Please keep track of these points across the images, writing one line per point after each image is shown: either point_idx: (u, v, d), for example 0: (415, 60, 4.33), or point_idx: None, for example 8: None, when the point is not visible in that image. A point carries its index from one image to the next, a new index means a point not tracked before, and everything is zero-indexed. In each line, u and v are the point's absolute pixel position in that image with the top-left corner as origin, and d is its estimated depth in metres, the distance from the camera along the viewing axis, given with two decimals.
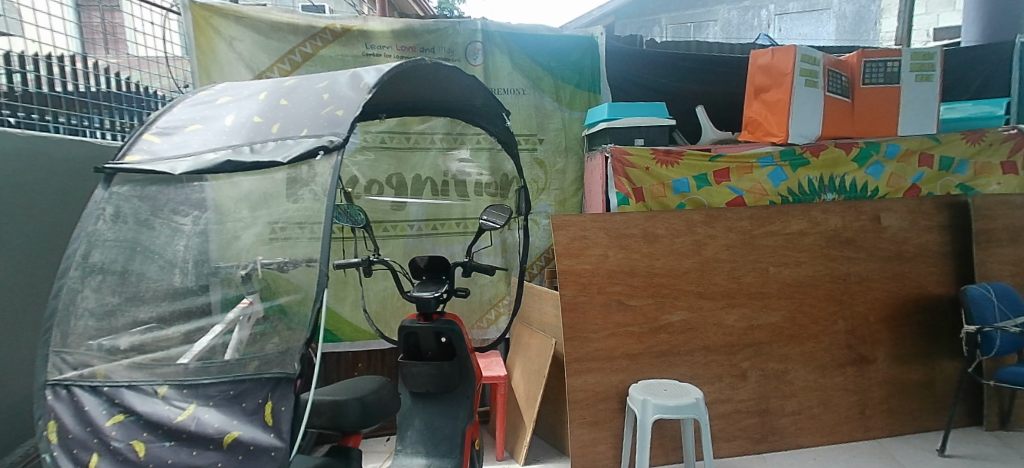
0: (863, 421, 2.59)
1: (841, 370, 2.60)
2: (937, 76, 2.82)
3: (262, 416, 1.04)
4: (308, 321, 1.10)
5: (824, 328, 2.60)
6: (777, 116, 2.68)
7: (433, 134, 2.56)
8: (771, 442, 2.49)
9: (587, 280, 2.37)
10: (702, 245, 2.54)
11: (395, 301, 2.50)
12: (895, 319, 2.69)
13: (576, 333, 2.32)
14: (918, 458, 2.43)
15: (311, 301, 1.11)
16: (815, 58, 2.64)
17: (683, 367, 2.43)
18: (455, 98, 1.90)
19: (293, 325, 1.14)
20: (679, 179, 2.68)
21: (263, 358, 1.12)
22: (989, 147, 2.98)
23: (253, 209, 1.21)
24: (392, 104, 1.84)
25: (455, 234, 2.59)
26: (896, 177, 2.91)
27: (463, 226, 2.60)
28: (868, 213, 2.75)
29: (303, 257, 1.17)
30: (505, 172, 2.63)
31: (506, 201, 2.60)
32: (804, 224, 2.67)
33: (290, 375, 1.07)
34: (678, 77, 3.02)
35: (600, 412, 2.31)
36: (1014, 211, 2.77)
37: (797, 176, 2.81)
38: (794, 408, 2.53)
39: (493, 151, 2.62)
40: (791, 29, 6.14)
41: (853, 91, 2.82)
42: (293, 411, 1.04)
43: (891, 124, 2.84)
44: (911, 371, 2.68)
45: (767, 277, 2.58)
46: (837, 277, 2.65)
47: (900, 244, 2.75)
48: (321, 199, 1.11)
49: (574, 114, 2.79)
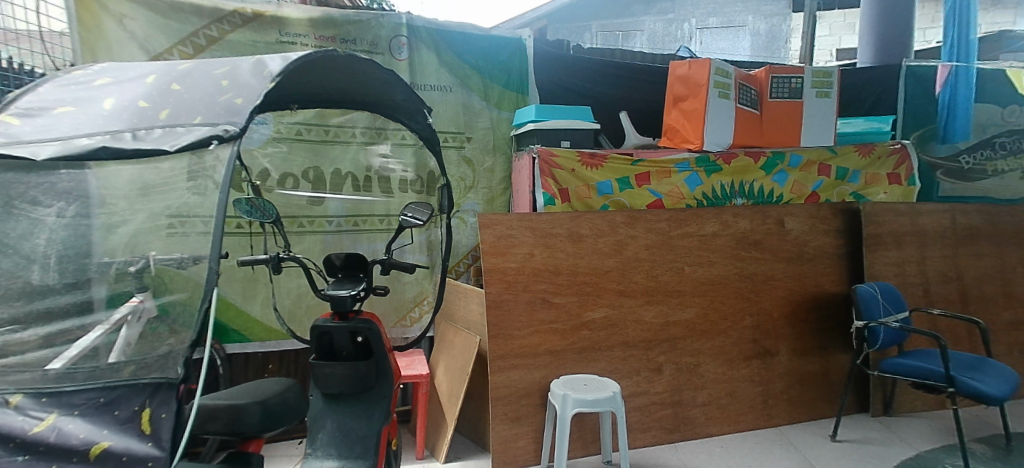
0: (765, 410, 2.80)
1: (747, 363, 2.79)
2: (834, 93, 3.10)
3: (137, 424, 1.00)
4: (196, 319, 1.05)
5: (732, 323, 2.79)
6: (693, 124, 2.84)
7: (355, 127, 2.50)
8: (682, 432, 2.64)
9: (512, 278, 2.39)
10: (623, 245, 2.64)
11: (310, 299, 2.44)
12: (795, 315, 2.92)
13: (501, 331, 2.34)
14: (810, 443, 2.67)
15: (198, 300, 1.07)
16: (728, 71, 2.82)
17: (603, 362, 2.52)
18: (374, 91, 1.85)
19: (178, 325, 1.08)
20: (602, 181, 2.78)
21: (140, 361, 1.06)
22: (878, 159, 3.31)
23: (134, 202, 1.14)
24: (301, 94, 1.78)
25: (379, 232, 2.54)
26: (798, 185, 3.17)
27: (386, 223, 2.55)
28: (773, 217, 2.97)
29: (196, 252, 1.09)
30: (430, 169, 2.64)
31: (432, 199, 2.61)
32: (716, 226, 2.84)
33: (172, 380, 1.03)
34: (603, 82, 3.12)
35: (523, 407, 2.35)
36: (896, 217, 3.08)
37: (711, 181, 2.99)
38: (704, 400, 2.70)
39: (417, 147, 2.61)
40: (711, 43, 6.50)
41: (761, 104, 3.04)
42: (175, 419, 1.01)
43: (795, 136, 3.08)
44: (808, 363, 2.92)
45: (682, 276, 2.73)
46: (745, 276, 2.85)
47: (800, 246, 2.99)
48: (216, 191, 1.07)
49: (502, 114, 2.81)
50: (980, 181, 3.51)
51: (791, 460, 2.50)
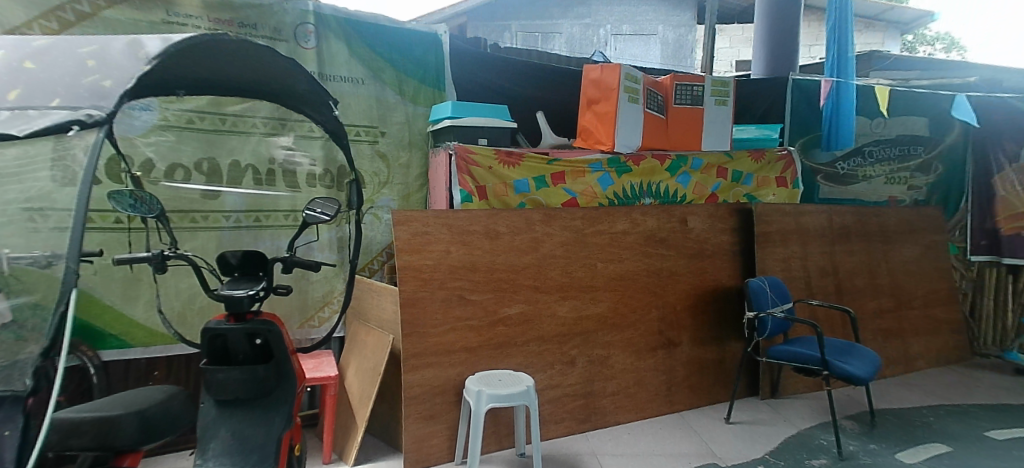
0: (669, 397, 3.00)
1: (653, 353, 2.97)
2: (730, 102, 3.36)
3: None
4: (48, 324, 0.98)
5: (640, 316, 2.95)
6: (605, 126, 2.96)
7: (255, 117, 2.36)
8: (593, 421, 2.76)
9: (428, 275, 2.37)
10: (539, 242, 2.70)
11: (201, 299, 2.29)
12: (696, 308, 3.15)
13: (416, 329, 2.31)
14: (708, 426, 2.89)
15: (53, 303, 0.98)
16: (636, 77, 2.97)
17: (518, 357, 2.56)
18: (274, 78, 1.77)
19: (22, 334, 1.00)
20: (520, 179, 2.82)
21: None
22: (768, 164, 3.63)
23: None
24: (190, 79, 1.66)
25: (284, 228, 2.43)
26: (699, 186, 3.40)
27: (292, 218, 2.45)
28: (677, 216, 3.17)
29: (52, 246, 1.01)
30: (339, 163, 2.57)
31: (341, 194, 2.56)
32: (627, 224, 2.99)
33: (18, 393, 0.96)
34: (520, 82, 3.17)
35: (438, 405, 2.33)
36: (783, 217, 3.40)
37: (622, 181, 3.13)
38: (614, 389, 2.83)
39: (325, 140, 2.53)
40: (625, 49, 6.79)
41: (666, 109, 3.23)
42: (21, 436, 0.95)
43: (694, 141, 3.32)
44: (707, 351, 3.16)
45: (595, 272, 2.84)
46: (652, 271, 3.03)
47: (701, 243, 3.22)
48: (73, 184, 1.01)
49: (417, 109, 2.77)
50: (853, 185, 3.96)
51: (690, 443, 2.69)
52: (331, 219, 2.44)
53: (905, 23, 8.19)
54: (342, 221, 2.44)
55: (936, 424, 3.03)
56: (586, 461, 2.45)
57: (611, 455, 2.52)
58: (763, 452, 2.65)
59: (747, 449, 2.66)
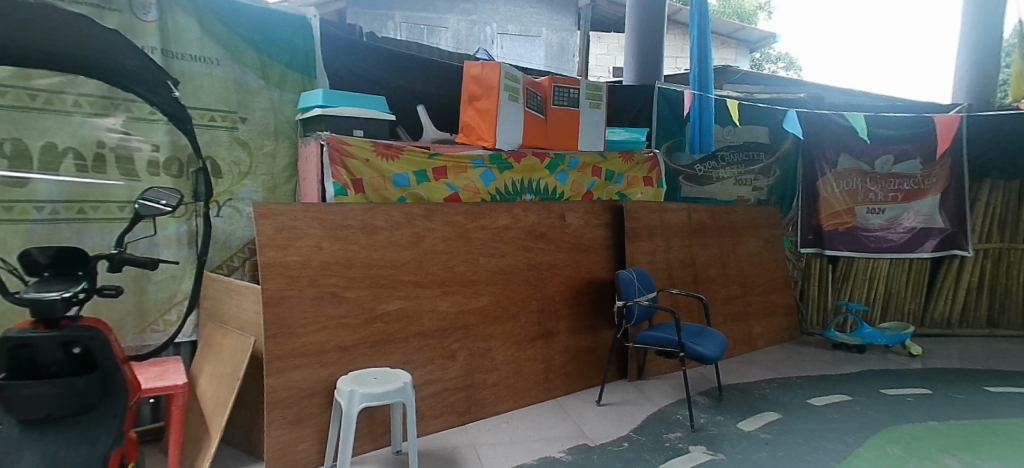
0: (547, 384, 3.16)
1: (532, 343, 3.11)
2: (603, 105, 3.59)
3: None
4: None
5: (520, 308, 3.06)
6: (487, 123, 2.99)
7: (74, 94, 2.06)
8: (473, 413, 2.81)
9: (296, 273, 2.24)
10: (420, 237, 2.67)
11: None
12: (572, 299, 3.33)
13: (282, 330, 2.17)
14: (580, 409, 3.08)
15: None
16: (516, 77, 3.05)
17: (396, 354, 2.53)
18: None
19: None
20: (399, 173, 2.77)
21: None
22: (637, 165, 3.93)
23: None
24: None
25: (115, 222, 2.17)
26: (576, 184, 3.60)
27: (126, 211, 2.20)
28: (556, 212, 3.32)
29: None
30: (187, 150, 2.34)
31: (188, 185, 2.34)
32: (508, 220, 3.07)
33: None
34: (399, 74, 3.11)
35: (305, 409, 2.23)
36: (649, 214, 3.71)
37: (503, 177, 3.21)
38: (494, 381, 2.92)
39: (168, 124, 2.28)
40: (510, 48, 6.94)
41: (546, 109, 3.36)
42: None
43: (571, 141, 3.49)
44: (582, 339, 3.38)
45: (477, 266, 2.89)
46: (532, 265, 3.14)
47: (578, 238, 3.41)
48: None
49: (284, 95, 2.60)
50: (708, 186, 4.43)
51: (564, 427, 2.85)
52: (174, 212, 2.31)
53: (753, 42, 9.29)
54: (189, 213, 2.32)
55: (770, 395, 3.51)
56: (465, 453, 2.49)
57: (489, 445, 2.58)
58: (628, 430, 2.89)
59: (613, 428, 2.89)
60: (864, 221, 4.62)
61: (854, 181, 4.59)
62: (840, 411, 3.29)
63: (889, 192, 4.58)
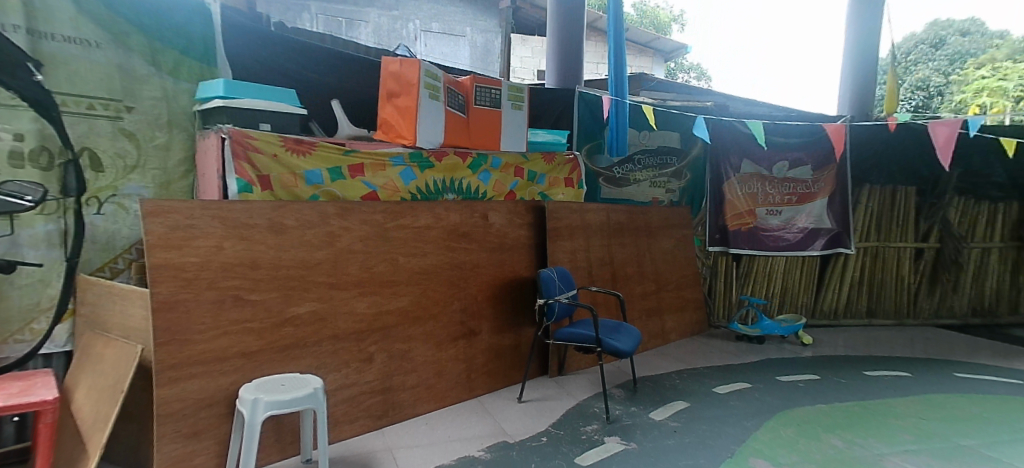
0: (468, 384, 3.17)
1: (454, 343, 3.10)
2: (524, 107, 3.66)
3: None
4: None
5: (442, 308, 3.05)
6: (406, 120, 2.95)
7: None
8: (391, 416, 2.76)
9: (192, 275, 2.09)
10: (335, 237, 2.58)
11: None
12: (495, 298, 3.36)
13: (177, 336, 2.02)
14: (501, 407, 3.11)
15: None
16: (436, 74, 3.03)
17: (308, 359, 2.43)
18: None
19: None
20: (311, 170, 2.66)
21: None
22: (559, 166, 4.01)
23: None
24: None
25: None
26: (498, 184, 3.62)
27: None
28: (478, 212, 3.33)
29: None
30: (58, 140, 2.11)
31: (59, 179, 2.11)
32: (430, 219, 3.04)
33: None
34: (313, 67, 3.00)
35: (203, 420, 2.09)
36: (570, 214, 3.81)
37: (424, 176, 3.16)
38: (413, 383, 2.88)
39: (33, 111, 2.04)
40: (434, 46, 6.88)
41: (467, 109, 3.35)
42: None
43: (493, 141, 3.52)
44: (505, 338, 3.41)
45: (397, 266, 2.84)
46: (454, 264, 3.14)
47: (501, 237, 3.44)
48: None
49: (179, 84, 2.42)
50: (626, 188, 4.62)
51: (484, 426, 2.87)
52: (42, 208, 2.08)
53: (668, 52, 9.81)
54: (58, 210, 2.10)
55: (680, 386, 3.72)
56: (380, 457, 2.44)
57: (407, 448, 2.55)
58: (547, 425, 2.96)
59: (533, 424, 2.94)
60: (763, 221, 5.02)
61: (755, 185, 4.98)
62: (741, 398, 3.56)
63: (784, 195, 5.02)
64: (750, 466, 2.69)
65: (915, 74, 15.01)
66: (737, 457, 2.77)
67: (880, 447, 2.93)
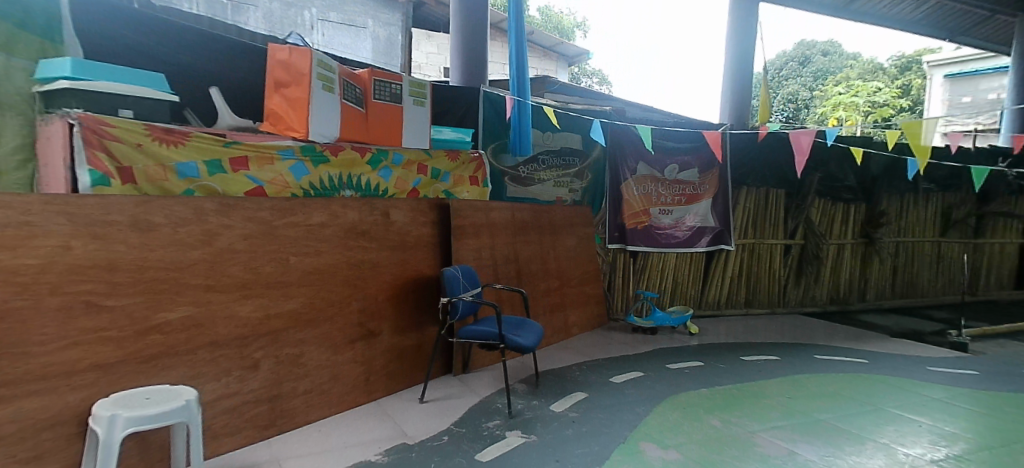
0: (366, 386, 3.07)
1: (351, 345, 2.99)
2: (427, 103, 3.60)
3: None
4: None
5: (338, 309, 2.93)
6: (297, 112, 2.80)
7: None
8: (279, 425, 2.61)
9: (32, 279, 1.83)
10: (213, 235, 2.39)
11: None
12: (397, 297, 3.29)
13: (10, 349, 1.77)
14: (402, 408, 3.06)
15: None
16: (331, 66, 2.90)
17: (181, 368, 2.24)
18: None
19: None
20: (185, 162, 2.44)
21: None
22: (463, 164, 4.00)
23: None
24: None
25: None
26: (400, 181, 3.54)
27: None
28: (379, 209, 3.23)
29: None
30: None
31: None
32: (324, 217, 2.91)
33: None
34: (189, 51, 2.77)
35: (47, 443, 1.85)
36: (474, 212, 3.83)
37: (318, 171, 3.02)
38: (305, 388, 2.74)
39: None
40: (332, 36, 6.63)
41: (365, 103, 3.24)
42: None
43: (394, 137, 3.43)
44: (406, 338, 3.35)
45: (287, 267, 2.69)
46: (352, 264, 3.03)
47: (403, 235, 3.37)
48: None
49: (14, 61, 2.13)
50: (530, 187, 4.72)
51: (383, 428, 2.80)
52: None
53: (570, 57, 10.20)
54: None
55: (580, 377, 3.88)
56: None
57: (296, 457, 2.42)
58: (448, 423, 2.95)
59: (434, 424, 2.92)
60: (657, 220, 5.37)
61: (650, 186, 5.30)
62: (635, 386, 3.78)
63: (675, 196, 5.40)
64: (640, 449, 2.86)
65: (786, 89, 16.81)
66: (630, 442, 2.93)
67: (753, 424, 3.24)
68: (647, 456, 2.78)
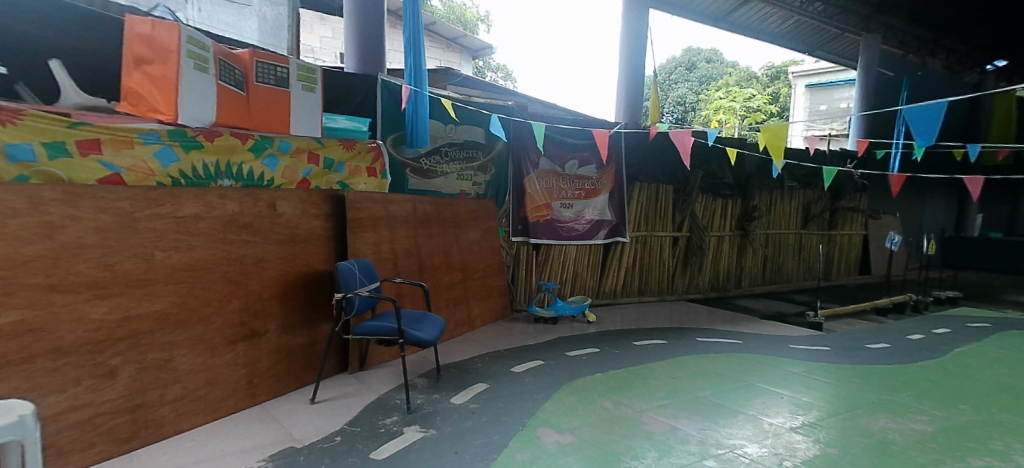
0: (249, 390, 2.87)
1: (232, 347, 2.78)
2: (318, 89, 3.44)
3: None
4: None
5: (216, 309, 2.71)
6: (163, 93, 2.56)
7: None
8: (143, 437, 2.38)
9: None
10: (56, 229, 2.14)
11: None
12: (285, 294, 3.10)
13: None
14: (290, 411, 2.89)
15: None
16: (204, 44, 2.68)
17: (14, 379, 1.99)
18: None
19: None
20: (17, 144, 2.14)
21: None
22: (359, 154, 3.86)
23: None
24: None
25: None
26: (288, 171, 3.33)
27: None
28: (264, 201, 3.03)
29: None
30: None
31: None
32: (199, 208, 2.68)
33: None
34: (29, 19, 2.43)
35: None
36: (370, 205, 3.71)
37: (190, 158, 2.77)
38: (175, 395, 2.51)
39: None
40: (212, 12, 6.16)
41: (246, 86, 3.03)
42: None
43: (283, 123, 3.23)
44: (296, 337, 3.17)
45: (152, 263, 2.46)
46: (233, 260, 2.82)
47: (293, 229, 3.18)
48: None
49: None
50: (432, 179, 4.65)
51: (268, 433, 2.64)
52: None
53: (474, 50, 10.22)
54: None
55: (481, 369, 3.91)
56: None
57: None
58: (341, 423, 2.84)
59: (326, 425, 2.79)
60: (558, 214, 5.54)
61: (551, 181, 5.45)
62: (535, 375, 3.88)
63: (575, 191, 5.61)
64: (537, 435, 2.94)
65: (677, 91, 18.07)
66: (527, 429, 3.01)
67: (641, 404, 3.46)
68: (542, 441, 2.86)
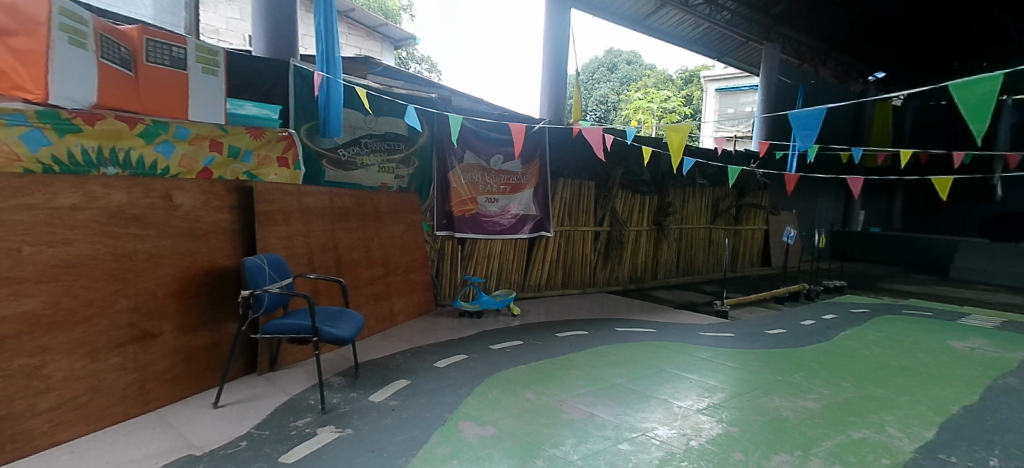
0: (142, 396, 2.64)
1: (119, 350, 2.55)
2: (221, 72, 3.20)
3: None
4: None
5: (99, 309, 2.48)
6: (29, 69, 2.29)
7: None
8: (9, 452, 2.14)
9: None
10: None
11: None
12: (184, 292, 2.88)
13: None
14: (189, 417, 2.69)
15: None
16: (82, 17, 2.43)
17: None
18: None
19: None
20: None
21: None
22: (269, 143, 3.61)
23: None
24: None
25: None
26: (186, 159, 3.08)
27: None
28: (158, 192, 2.81)
29: None
30: None
31: None
32: (77, 197, 2.46)
33: None
34: None
35: None
36: (282, 197, 3.53)
37: (65, 142, 2.52)
38: (49, 405, 2.27)
39: None
40: None
41: (135, 65, 2.78)
42: None
43: (179, 107, 2.99)
44: (198, 338, 2.94)
45: (18, 259, 2.22)
46: (119, 256, 2.59)
47: (192, 222, 2.96)
48: None
49: None
50: (351, 171, 4.49)
51: (162, 441, 2.44)
52: None
53: (396, 40, 9.99)
54: None
55: (403, 365, 3.84)
56: None
57: None
58: (247, 427, 2.69)
59: (230, 429, 2.63)
60: (483, 208, 5.55)
61: (476, 174, 5.45)
62: (458, 369, 3.87)
63: (500, 185, 5.64)
64: (458, 429, 2.94)
65: (601, 91, 18.67)
66: (449, 423, 2.99)
67: (561, 393, 3.55)
68: (463, 435, 2.86)
